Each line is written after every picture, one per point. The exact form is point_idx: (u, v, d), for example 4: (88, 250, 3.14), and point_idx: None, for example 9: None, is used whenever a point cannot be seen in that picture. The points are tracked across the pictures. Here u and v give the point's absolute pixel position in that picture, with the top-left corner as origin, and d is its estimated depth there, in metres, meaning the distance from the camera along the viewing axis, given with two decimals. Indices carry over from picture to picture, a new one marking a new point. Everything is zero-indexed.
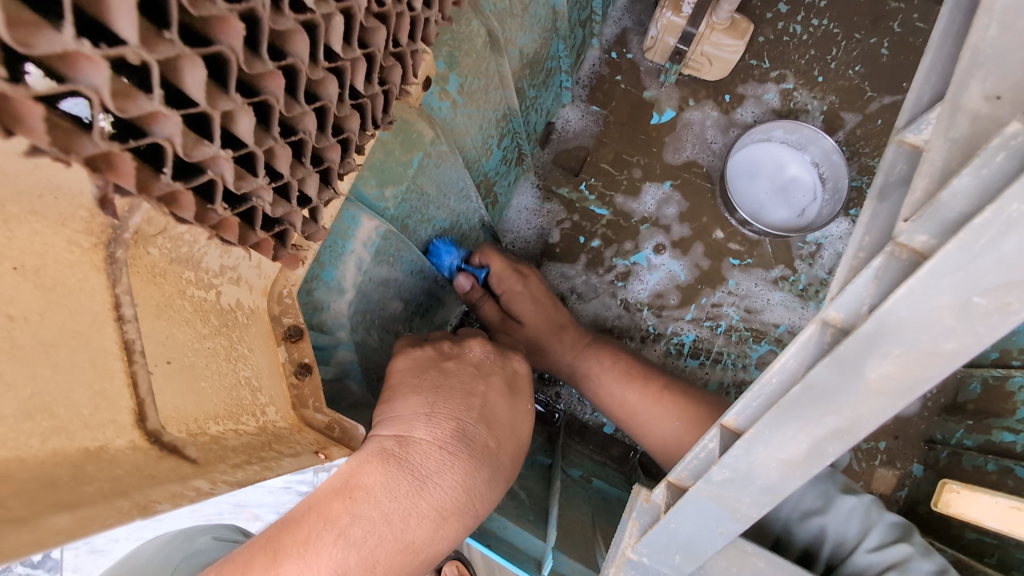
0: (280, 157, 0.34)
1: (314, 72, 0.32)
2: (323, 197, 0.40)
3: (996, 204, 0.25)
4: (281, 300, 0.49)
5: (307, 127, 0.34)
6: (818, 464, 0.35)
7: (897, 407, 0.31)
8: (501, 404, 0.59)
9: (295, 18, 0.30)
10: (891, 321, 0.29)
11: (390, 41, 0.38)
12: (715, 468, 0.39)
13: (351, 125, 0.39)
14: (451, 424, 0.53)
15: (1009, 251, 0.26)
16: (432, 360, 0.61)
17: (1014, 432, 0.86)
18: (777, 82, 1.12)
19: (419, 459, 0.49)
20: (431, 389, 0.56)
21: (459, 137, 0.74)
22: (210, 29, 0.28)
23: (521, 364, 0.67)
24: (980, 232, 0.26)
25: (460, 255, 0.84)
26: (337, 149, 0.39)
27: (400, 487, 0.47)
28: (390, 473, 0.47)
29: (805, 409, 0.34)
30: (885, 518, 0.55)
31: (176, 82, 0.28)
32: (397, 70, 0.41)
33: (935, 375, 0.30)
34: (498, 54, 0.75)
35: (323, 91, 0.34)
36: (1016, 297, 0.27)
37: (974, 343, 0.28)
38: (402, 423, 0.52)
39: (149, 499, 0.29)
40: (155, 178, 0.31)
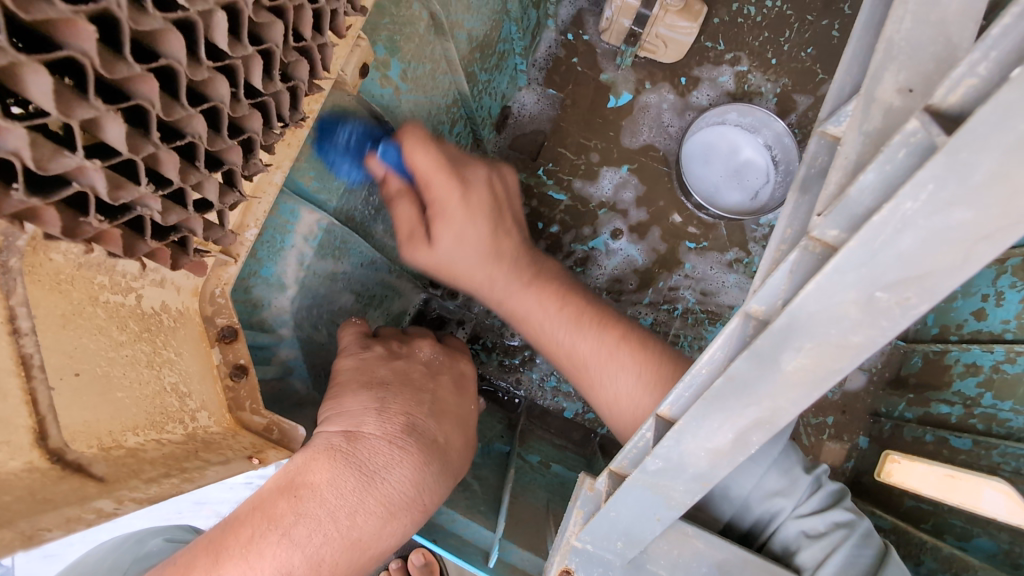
0: (166, 163, 0.32)
1: (195, 73, 0.30)
2: (225, 201, 0.38)
3: (892, 202, 0.26)
4: (213, 299, 0.48)
5: (197, 130, 0.32)
6: (743, 452, 0.37)
7: (813, 396, 0.32)
8: (451, 401, 0.59)
9: (161, 16, 0.28)
10: (804, 317, 0.30)
11: (289, 37, 0.36)
12: (649, 459, 0.40)
13: (254, 126, 0.37)
14: (401, 418, 0.52)
15: (906, 249, 0.26)
16: (383, 358, 0.59)
17: (950, 403, 0.91)
18: (731, 64, 1.13)
19: (367, 454, 0.48)
20: (380, 385, 0.55)
21: (405, 124, 0.72)
22: (56, 32, 0.26)
23: (468, 365, 0.67)
24: (881, 227, 0.26)
25: (361, 134, 0.63)
26: (238, 153, 0.37)
27: (347, 484, 0.46)
28: (337, 470, 0.46)
29: (728, 401, 0.35)
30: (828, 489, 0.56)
31: (23, 90, 0.26)
32: (303, 66, 0.39)
33: (845, 366, 0.30)
34: (443, 37, 0.73)
35: (211, 91, 0.32)
36: (915, 292, 0.27)
37: (879, 335, 0.29)
38: (351, 418, 0.51)
39: (37, 527, 0.29)
40: (7, 194, 0.28)
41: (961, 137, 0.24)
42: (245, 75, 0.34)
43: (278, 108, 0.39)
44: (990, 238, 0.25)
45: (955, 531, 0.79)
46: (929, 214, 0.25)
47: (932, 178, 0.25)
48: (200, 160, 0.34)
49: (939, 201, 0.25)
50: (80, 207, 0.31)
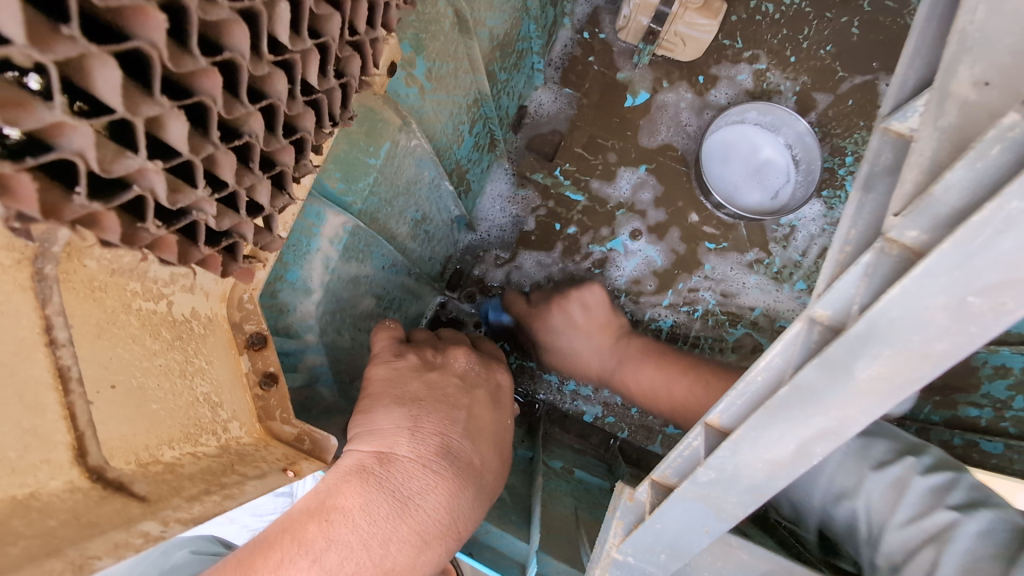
0: (223, 165, 0.31)
1: (257, 68, 0.29)
2: (277, 205, 0.36)
3: (996, 200, 0.23)
4: (242, 305, 0.47)
5: (254, 128, 0.31)
6: (804, 464, 0.35)
7: (887, 406, 0.30)
8: (486, 418, 0.57)
9: (230, 6, 0.26)
10: (883, 324, 0.28)
11: (343, 30, 0.34)
12: (701, 469, 0.38)
13: (305, 124, 0.35)
14: (436, 440, 0.50)
15: (1006, 252, 0.24)
16: (418, 369, 0.57)
17: (979, 407, 0.90)
18: (750, 62, 1.11)
19: (401, 479, 0.46)
20: (414, 401, 0.53)
21: (428, 124, 0.71)
22: (125, 21, 0.24)
23: (505, 376, 0.65)
24: (979, 228, 0.24)
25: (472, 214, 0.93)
26: (290, 152, 0.35)
27: (379, 509, 0.45)
28: (369, 494, 0.45)
29: (792, 411, 0.33)
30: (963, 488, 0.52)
31: (88, 86, 0.25)
32: (355, 62, 0.37)
33: (926, 376, 0.28)
34: (467, 35, 0.71)
35: (269, 88, 0.31)
36: (1012, 297, 0.25)
37: (967, 343, 0.26)
38: (383, 438, 0.49)
39: (86, 555, 0.29)
40: (66, 199, 0.26)
41: None
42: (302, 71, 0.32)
43: (330, 107, 0.38)
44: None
45: None
46: None
47: None
48: (254, 160, 0.32)
49: None
50: (138, 213, 0.30)
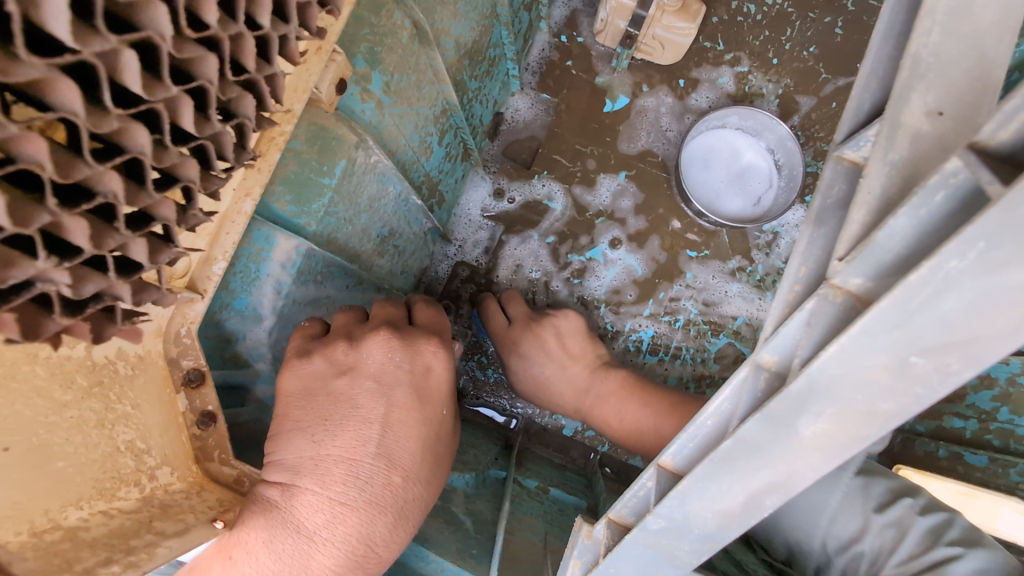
0: (74, 230, 0.27)
1: (105, 124, 0.26)
2: (160, 261, 0.33)
3: (933, 259, 0.21)
4: (179, 339, 0.45)
5: (111, 187, 0.28)
6: (755, 516, 0.33)
7: (833, 463, 0.28)
8: (409, 422, 0.50)
9: (49, 64, 0.24)
10: (824, 381, 0.25)
11: (225, 70, 0.31)
12: (650, 517, 0.36)
13: (189, 173, 0.32)
14: (342, 466, 0.46)
15: (948, 312, 0.21)
16: (326, 378, 0.51)
17: (964, 418, 0.87)
18: (731, 65, 1.09)
19: (306, 510, 0.44)
20: (320, 421, 0.48)
21: (388, 138, 0.69)
22: None
23: (435, 357, 0.55)
24: (918, 288, 0.21)
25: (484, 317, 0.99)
26: (170, 205, 0.32)
27: (284, 546, 0.43)
28: (272, 530, 0.43)
29: (738, 462, 0.31)
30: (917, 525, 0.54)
31: None
32: (248, 101, 0.34)
33: (873, 434, 0.26)
34: (428, 46, 0.69)
35: (130, 141, 0.28)
36: (957, 358, 0.22)
37: (914, 403, 0.24)
38: (287, 464, 0.46)
39: None
40: None
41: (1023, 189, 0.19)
42: (173, 118, 0.30)
43: (220, 148, 0.35)
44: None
45: None
46: (980, 273, 0.20)
47: (985, 235, 0.19)
48: (120, 220, 0.29)
49: (993, 261, 0.20)
50: None
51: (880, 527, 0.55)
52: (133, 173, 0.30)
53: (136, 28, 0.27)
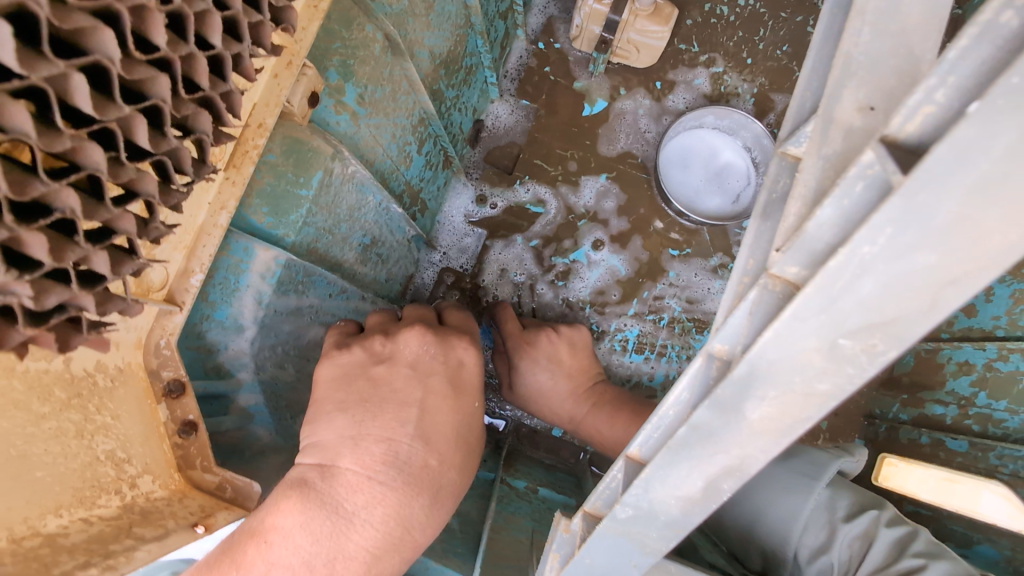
0: (32, 244, 0.28)
1: (57, 142, 0.27)
2: (122, 273, 0.33)
3: (849, 246, 0.22)
4: (159, 351, 0.47)
5: (68, 202, 0.29)
6: (714, 500, 0.34)
7: (781, 445, 0.29)
8: (446, 409, 0.52)
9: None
10: (763, 366, 0.26)
11: (179, 89, 0.32)
12: (618, 506, 0.37)
13: (147, 187, 0.33)
14: (382, 446, 0.48)
15: (867, 296, 0.23)
16: (364, 366, 0.53)
17: (944, 404, 0.90)
18: (706, 66, 1.11)
19: (344, 493, 0.46)
20: (359, 403, 0.50)
21: (366, 149, 0.70)
22: None
23: (468, 354, 0.57)
24: (837, 274, 0.23)
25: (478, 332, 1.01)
26: (130, 219, 0.32)
27: (321, 527, 0.44)
28: (309, 512, 0.44)
29: (695, 448, 0.32)
30: (882, 537, 0.58)
31: None
32: (204, 117, 0.35)
33: (814, 415, 0.27)
34: (402, 57, 0.70)
35: (85, 158, 0.29)
36: (881, 339, 0.24)
37: (847, 384, 0.25)
38: (326, 448, 0.48)
39: None
40: None
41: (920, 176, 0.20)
42: (129, 136, 0.31)
43: (179, 163, 0.35)
44: (961, 280, 0.21)
45: (955, 538, 0.78)
46: (890, 258, 0.22)
47: (890, 221, 0.21)
48: (79, 235, 0.30)
49: (899, 246, 0.22)
50: None
51: (846, 540, 0.59)
52: (91, 187, 0.31)
53: (85, 52, 0.28)
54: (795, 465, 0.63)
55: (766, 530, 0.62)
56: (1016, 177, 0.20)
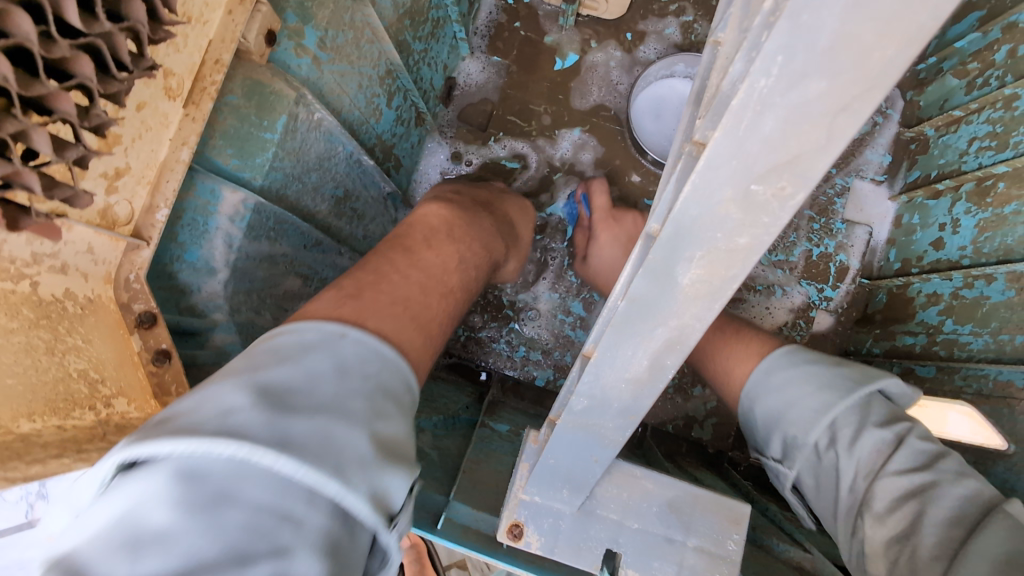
0: None
1: None
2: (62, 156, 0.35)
3: (746, 81, 0.23)
4: (128, 285, 0.48)
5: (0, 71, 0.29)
6: (661, 378, 0.35)
7: (714, 310, 0.31)
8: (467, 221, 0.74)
9: None
10: (687, 224, 0.28)
11: None
12: (574, 398, 0.39)
13: (83, 70, 0.34)
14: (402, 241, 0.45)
15: (769, 134, 0.24)
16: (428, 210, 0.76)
17: (914, 334, 0.93)
18: (676, 15, 1.11)
19: (410, 249, 0.64)
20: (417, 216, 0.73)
21: (330, 97, 0.71)
22: None
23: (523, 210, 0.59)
24: (740, 114, 0.24)
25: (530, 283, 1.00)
26: (67, 100, 0.33)
27: (385, 278, 0.56)
28: (374, 267, 0.59)
29: (636, 326, 0.33)
30: (911, 444, 0.52)
31: None
32: (137, 4, 0.36)
33: (740, 272, 0.29)
34: (361, 3, 0.70)
35: (13, 26, 0.30)
36: (788, 181, 0.25)
37: (763, 234, 0.27)
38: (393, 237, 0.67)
39: None
40: None
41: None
42: (59, 12, 0.31)
43: (116, 53, 0.37)
44: (851, 106, 0.22)
45: None
46: (785, 89, 0.22)
47: (780, 49, 0.22)
48: (14, 106, 0.31)
49: (792, 74, 0.22)
50: None
51: None
52: (27, 66, 0.32)
53: None
54: (837, 371, 0.60)
55: (794, 417, 0.59)
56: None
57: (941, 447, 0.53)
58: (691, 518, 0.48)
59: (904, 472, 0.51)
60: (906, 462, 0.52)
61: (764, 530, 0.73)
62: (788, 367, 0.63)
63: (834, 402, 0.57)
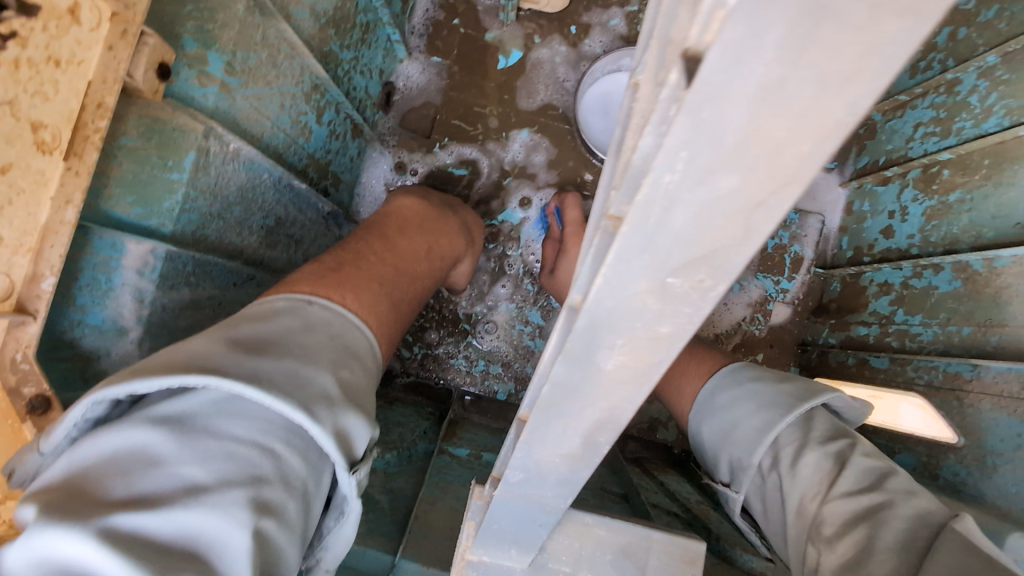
0: None
1: None
2: None
3: (650, 176, 0.20)
4: (15, 366, 0.44)
5: None
6: (596, 454, 0.33)
7: (642, 392, 0.28)
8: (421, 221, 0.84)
9: None
10: (602, 314, 0.25)
11: None
12: (508, 472, 0.36)
13: None
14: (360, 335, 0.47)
15: (681, 229, 0.21)
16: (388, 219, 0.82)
17: (867, 325, 0.94)
18: (621, 6, 1.06)
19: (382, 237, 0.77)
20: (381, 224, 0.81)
21: (246, 124, 0.65)
22: None
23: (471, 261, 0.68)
24: (648, 208, 0.20)
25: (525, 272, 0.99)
26: None
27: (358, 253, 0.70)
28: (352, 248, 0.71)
29: (562, 407, 0.30)
30: (854, 464, 0.56)
31: None
32: None
33: (665, 358, 0.26)
34: (274, 19, 0.64)
35: None
36: (706, 273, 0.22)
37: (686, 323, 0.24)
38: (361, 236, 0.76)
39: None
40: None
41: (705, 84, 0.17)
42: None
43: None
44: (767, 203, 0.19)
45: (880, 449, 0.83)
46: (693, 184, 0.19)
47: (683, 144, 0.18)
48: None
49: (700, 169, 0.19)
50: None
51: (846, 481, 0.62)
52: None
53: None
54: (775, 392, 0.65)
55: (739, 438, 0.64)
56: (799, 80, 0.16)
57: (887, 465, 0.55)
58: (646, 565, 0.47)
59: (851, 494, 0.54)
60: (853, 484, 0.55)
61: (728, 539, 0.72)
62: (734, 390, 0.70)
63: (775, 420, 0.62)
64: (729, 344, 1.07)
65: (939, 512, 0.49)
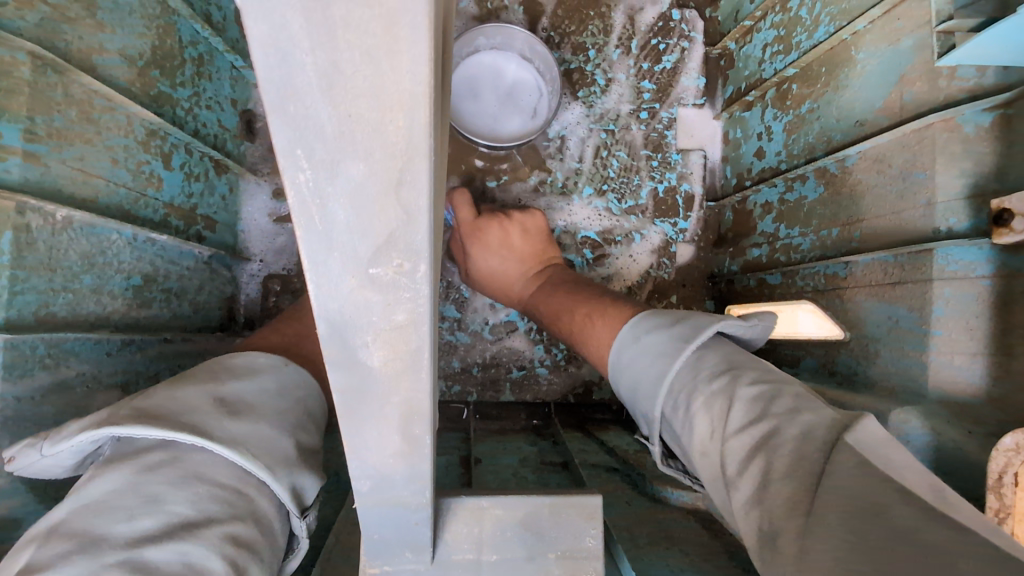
0: None
1: None
2: None
3: (288, 179, 0.23)
4: None
5: None
6: (422, 446, 0.33)
7: (422, 380, 0.29)
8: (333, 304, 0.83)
9: None
10: (336, 317, 0.26)
11: None
12: (354, 483, 0.36)
13: None
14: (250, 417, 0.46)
15: (347, 221, 0.24)
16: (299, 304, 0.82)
17: (759, 246, 0.98)
18: None
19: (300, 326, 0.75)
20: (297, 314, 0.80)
21: (72, 187, 0.62)
22: None
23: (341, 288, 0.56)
24: (306, 209, 0.23)
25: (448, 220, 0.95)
26: None
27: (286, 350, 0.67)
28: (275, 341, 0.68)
29: (362, 411, 0.31)
30: (740, 396, 0.50)
31: None
32: None
33: (420, 343, 0.28)
34: (71, 73, 0.60)
35: None
36: (400, 255, 0.25)
37: (414, 306, 0.26)
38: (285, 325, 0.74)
39: None
40: None
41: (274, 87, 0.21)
42: None
43: None
44: (405, 178, 0.23)
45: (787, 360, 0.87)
46: (328, 178, 0.23)
47: (294, 144, 0.22)
48: None
49: (323, 163, 0.22)
50: None
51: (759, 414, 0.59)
52: None
53: None
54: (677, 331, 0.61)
55: (647, 387, 0.60)
56: (349, 63, 0.21)
57: (772, 387, 0.50)
58: (541, 527, 0.49)
59: (744, 429, 0.48)
60: (744, 417, 0.49)
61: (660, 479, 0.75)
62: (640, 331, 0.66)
63: (671, 364, 0.58)
64: (642, 294, 1.10)
65: (826, 423, 0.44)
